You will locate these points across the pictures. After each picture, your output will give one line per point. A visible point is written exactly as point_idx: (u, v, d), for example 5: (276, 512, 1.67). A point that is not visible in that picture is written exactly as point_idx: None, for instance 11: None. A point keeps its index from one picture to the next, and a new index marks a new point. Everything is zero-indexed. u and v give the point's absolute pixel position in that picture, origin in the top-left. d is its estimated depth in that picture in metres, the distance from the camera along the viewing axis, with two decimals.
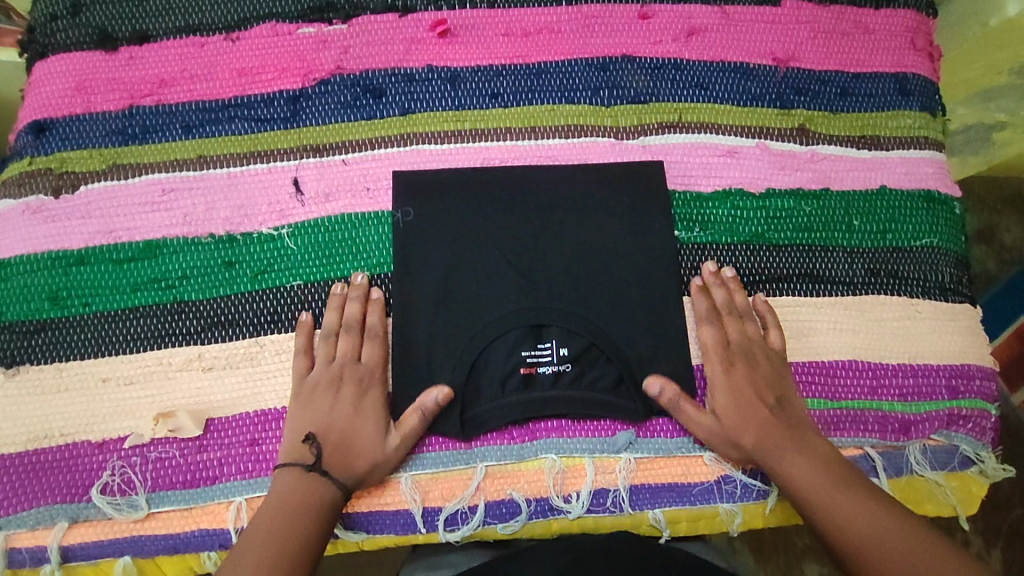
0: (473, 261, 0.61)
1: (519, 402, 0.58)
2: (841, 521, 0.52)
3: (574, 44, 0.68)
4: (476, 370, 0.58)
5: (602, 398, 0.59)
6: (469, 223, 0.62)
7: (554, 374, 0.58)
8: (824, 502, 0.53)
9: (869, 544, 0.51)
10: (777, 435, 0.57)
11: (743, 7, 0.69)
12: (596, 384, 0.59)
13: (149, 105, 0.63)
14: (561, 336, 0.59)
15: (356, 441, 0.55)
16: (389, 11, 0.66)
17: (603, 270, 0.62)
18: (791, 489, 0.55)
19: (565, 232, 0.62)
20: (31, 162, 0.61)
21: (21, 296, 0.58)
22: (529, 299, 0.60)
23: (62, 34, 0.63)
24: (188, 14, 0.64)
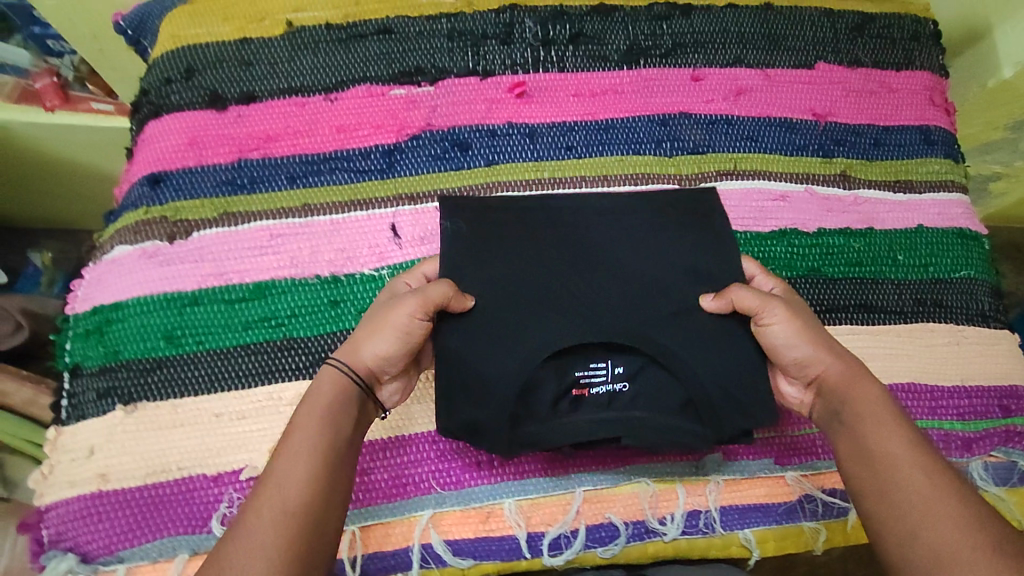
0: (532, 281, 0.59)
1: (574, 427, 0.57)
2: (885, 446, 0.53)
3: (637, 103, 0.75)
4: (530, 392, 0.57)
5: (662, 418, 0.58)
6: (520, 244, 0.60)
7: (608, 394, 0.59)
8: (875, 427, 0.54)
9: (897, 467, 0.51)
10: (852, 368, 0.56)
11: (782, 70, 0.78)
12: (656, 401, 0.58)
13: (256, 158, 0.68)
14: (613, 354, 0.59)
15: (369, 324, 0.56)
16: (471, 75, 0.73)
17: (668, 285, 0.59)
18: (860, 411, 0.55)
19: (623, 250, 0.61)
20: (148, 210, 0.65)
21: (138, 336, 0.61)
22: (583, 316, 0.57)
23: (176, 95, 0.69)
24: (291, 77, 0.71)
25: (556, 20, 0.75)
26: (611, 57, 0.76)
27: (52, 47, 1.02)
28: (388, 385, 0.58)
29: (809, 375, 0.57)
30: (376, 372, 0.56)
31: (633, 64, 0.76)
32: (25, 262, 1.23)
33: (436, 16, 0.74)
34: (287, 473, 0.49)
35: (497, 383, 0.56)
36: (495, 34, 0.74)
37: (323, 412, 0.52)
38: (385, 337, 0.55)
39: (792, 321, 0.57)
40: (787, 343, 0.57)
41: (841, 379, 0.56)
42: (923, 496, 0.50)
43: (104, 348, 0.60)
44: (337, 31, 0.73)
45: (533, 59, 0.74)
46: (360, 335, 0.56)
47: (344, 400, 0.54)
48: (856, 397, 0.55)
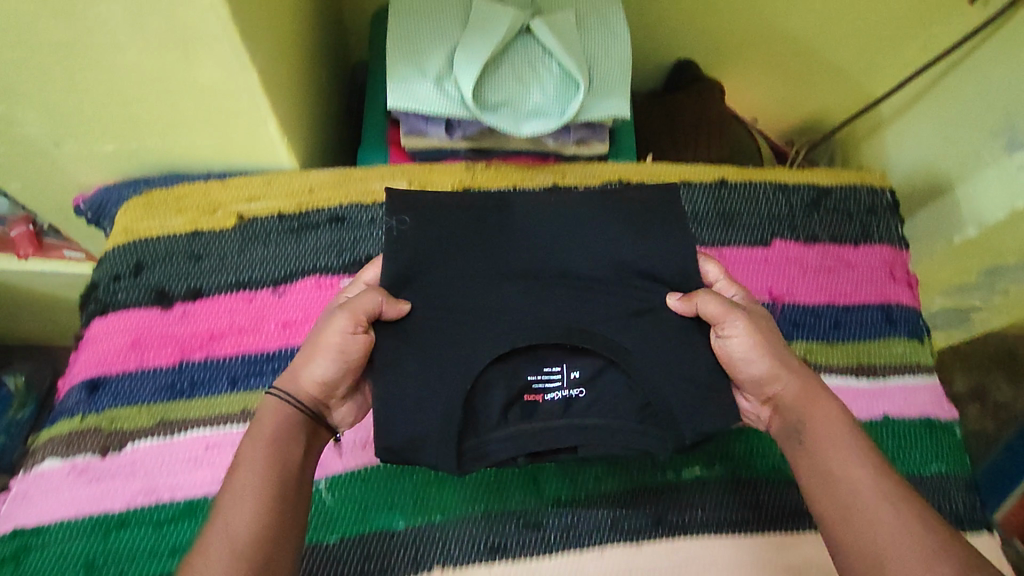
0: (477, 283, 0.57)
1: (522, 431, 0.54)
2: (842, 469, 0.51)
3: None
4: (476, 404, 0.54)
5: (623, 425, 0.54)
6: (465, 251, 0.59)
7: (562, 402, 0.56)
8: (830, 450, 0.52)
9: (858, 493, 0.50)
10: (811, 388, 0.56)
11: (738, 247, 0.77)
12: (616, 407, 0.55)
13: (198, 359, 0.67)
14: (567, 358, 0.57)
15: (305, 346, 0.56)
16: None
17: (618, 290, 0.58)
18: (819, 435, 0.53)
19: (574, 255, 0.60)
20: (82, 420, 0.63)
21: (56, 566, 0.58)
22: (526, 320, 0.56)
23: (122, 292, 0.69)
24: (239, 270, 0.70)
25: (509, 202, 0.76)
26: None
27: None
28: (342, 404, 0.58)
29: (767, 392, 0.56)
30: (321, 397, 0.56)
31: None
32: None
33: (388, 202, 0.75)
34: (230, 524, 0.47)
35: (438, 370, 0.54)
36: None
37: (262, 461, 0.50)
38: (323, 358, 0.54)
39: (756, 335, 0.55)
40: (747, 357, 0.55)
41: (800, 399, 0.55)
42: (887, 523, 0.48)
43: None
44: (288, 220, 0.73)
45: None
46: (298, 361, 0.55)
47: (285, 442, 0.52)
48: (814, 414, 0.54)
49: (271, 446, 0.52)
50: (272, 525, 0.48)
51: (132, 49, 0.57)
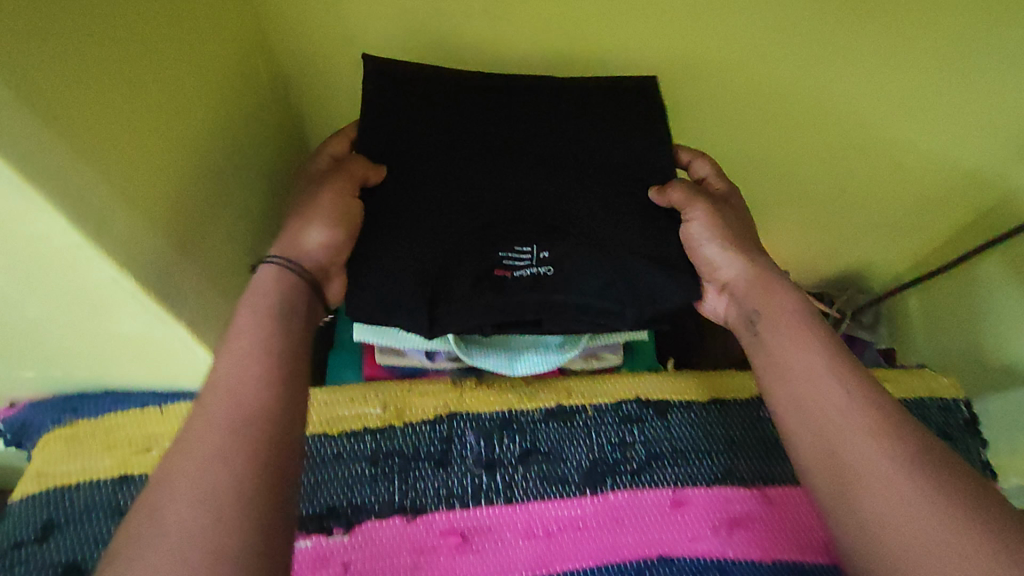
0: (453, 179, 0.59)
1: (482, 296, 0.55)
2: (802, 361, 0.51)
3: (603, 544, 0.60)
4: (450, 276, 0.55)
5: (589, 300, 0.56)
6: (446, 147, 0.60)
7: (533, 276, 0.56)
8: (786, 341, 0.53)
9: (812, 375, 0.50)
10: (765, 275, 0.57)
11: (782, 485, 0.64)
12: (584, 285, 0.56)
13: None
14: (542, 238, 0.58)
15: (294, 213, 0.55)
16: (396, 512, 0.60)
17: (593, 185, 0.60)
18: (776, 321, 0.55)
19: (547, 142, 0.62)
20: None
21: None
22: (492, 197, 0.59)
23: (20, 564, 0.56)
24: None
25: (503, 431, 0.64)
26: (571, 477, 0.62)
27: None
28: (334, 281, 0.56)
29: (726, 280, 0.58)
30: (324, 263, 0.54)
31: (597, 486, 0.62)
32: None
33: (357, 431, 0.63)
34: (218, 400, 0.43)
35: (410, 263, 0.55)
36: (429, 455, 0.63)
37: (260, 338, 0.47)
38: (320, 222, 0.54)
39: (718, 224, 0.58)
40: (707, 241, 0.58)
41: (751, 281, 0.57)
42: (840, 414, 0.48)
43: None
44: None
45: (472, 488, 0.61)
46: (294, 226, 0.54)
47: (288, 320, 0.50)
48: (768, 304, 0.56)
49: (273, 308, 0.50)
50: (283, 392, 0.46)
51: (30, 310, 0.48)
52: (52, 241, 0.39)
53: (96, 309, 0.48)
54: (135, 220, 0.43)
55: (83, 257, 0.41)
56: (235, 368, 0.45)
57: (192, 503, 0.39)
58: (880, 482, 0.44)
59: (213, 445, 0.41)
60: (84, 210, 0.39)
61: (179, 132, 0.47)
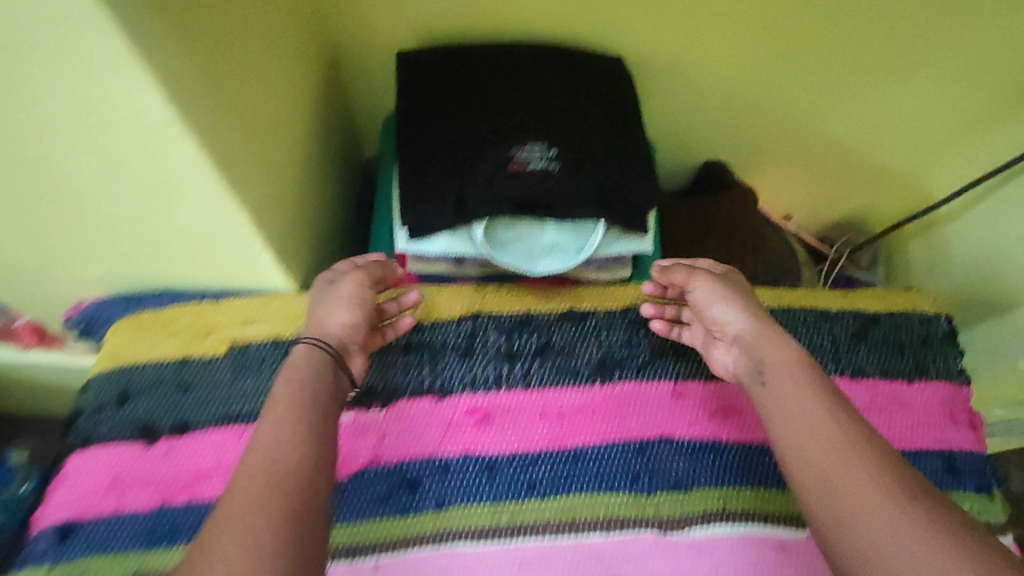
0: (459, 111, 0.69)
1: (502, 187, 0.62)
2: (797, 406, 0.54)
3: (609, 426, 0.67)
4: (469, 174, 0.64)
5: (587, 196, 0.64)
6: (447, 92, 0.70)
7: (542, 170, 0.64)
8: (782, 389, 0.56)
9: (817, 422, 0.52)
10: (768, 329, 0.61)
11: None
12: (579, 183, 0.64)
13: (181, 503, 0.62)
14: (547, 143, 0.66)
15: (317, 311, 0.62)
16: (426, 394, 0.68)
17: (575, 110, 0.70)
18: (773, 368, 0.58)
19: (534, 80, 0.71)
20: (48, 571, 0.58)
21: None
22: (498, 120, 0.68)
23: (104, 426, 0.65)
24: (229, 403, 0.66)
25: (522, 328, 0.71)
26: (581, 370, 0.70)
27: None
28: (355, 360, 0.62)
29: (730, 331, 0.63)
30: (345, 342, 0.60)
31: (607, 378, 0.70)
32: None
33: None
34: (253, 465, 0.47)
35: (440, 175, 0.65)
36: (455, 347, 0.70)
37: (295, 404, 0.52)
38: (343, 307, 0.62)
39: (715, 289, 0.64)
40: (709, 301, 0.65)
41: (754, 337, 0.61)
42: (836, 454, 0.50)
43: None
44: (284, 345, 0.68)
45: (494, 375, 0.69)
46: (321, 312, 0.61)
47: (317, 392, 0.55)
48: (768, 349, 0.59)
49: (310, 375, 0.55)
50: (317, 447, 0.50)
51: (114, 200, 0.55)
52: (147, 122, 0.46)
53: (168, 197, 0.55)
54: (212, 109, 0.50)
55: (171, 136, 0.47)
56: (272, 432, 0.50)
57: (237, 543, 0.42)
58: (895, 533, 0.44)
59: (250, 502, 0.45)
60: (178, 91, 0.45)
61: (242, 40, 0.54)
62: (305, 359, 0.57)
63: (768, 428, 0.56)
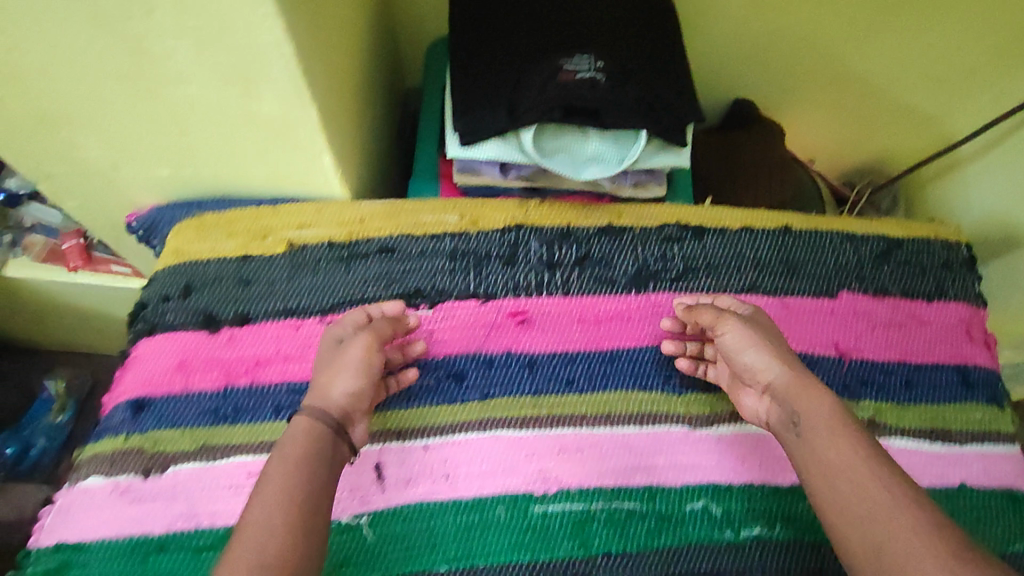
0: (511, 24, 0.72)
1: (554, 93, 0.67)
2: (833, 464, 0.54)
3: (643, 332, 0.71)
4: (521, 82, 0.68)
5: (632, 105, 0.68)
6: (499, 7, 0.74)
7: (590, 80, 0.68)
8: (814, 449, 0.56)
9: (856, 476, 0.53)
10: (803, 379, 0.61)
11: (801, 297, 0.74)
12: (625, 93, 0.68)
13: (243, 385, 0.66)
14: (595, 55, 0.69)
15: (320, 382, 0.61)
16: (471, 297, 0.72)
17: (621, 25, 0.73)
18: (807, 423, 0.58)
19: None
20: (126, 439, 0.64)
21: None
22: (548, 31, 0.71)
23: (171, 314, 0.69)
24: (287, 298, 0.70)
25: (562, 240, 0.75)
26: (618, 281, 0.74)
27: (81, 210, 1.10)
28: (359, 425, 0.61)
29: (762, 378, 0.63)
30: (349, 411, 0.60)
31: (641, 288, 0.74)
32: (40, 385, 1.35)
33: (438, 234, 0.75)
34: (247, 546, 0.48)
35: (493, 84, 0.69)
36: (499, 254, 0.74)
37: (288, 494, 0.52)
38: (348, 374, 0.61)
39: (747, 337, 0.64)
40: (739, 348, 0.65)
41: (789, 387, 0.60)
42: (871, 512, 0.50)
43: None
44: (338, 249, 0.73)
45: (535, 281, 0.73)
46: (325, 380, 0.60)
47: (313, 468, 0.54)
48: (803, 400, 0.59)
49: (307, 449, 0.55)
50: (309, 523, 0.51)
51: (194, 87, 0.59)
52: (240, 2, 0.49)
53: (246, 85, 0.58)
54: None
55: (260, 18, 0.51)
56: (263, 510, 0.51)
57: None
58: None
59: None
60: None
61: None
62: (303, 436, 0.56)
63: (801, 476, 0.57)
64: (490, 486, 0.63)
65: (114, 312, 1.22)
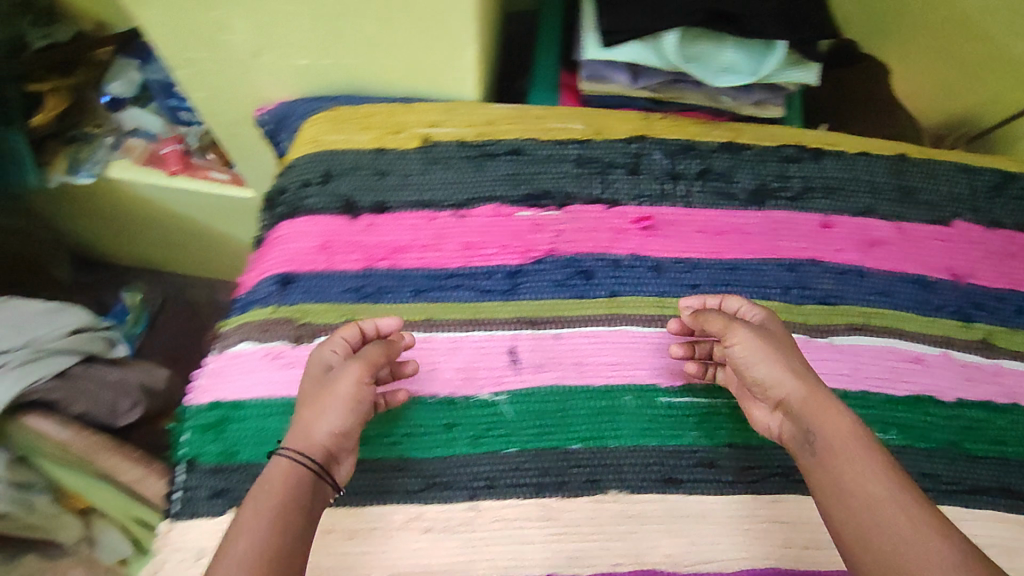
0: None
1: None
2: (864, 504, 0.50)
3: (763, 245, 0.73)
4: None
5: (773, 13, 0.69)
6: None
7: None
8: (836, 483, 0.52)
9: (876, 507, 0.50)
10: (818, 394, 0.57)
11: (917, 224, 0.75)
12: (765, 2, 0.70)
13: (383, 268, 0.69)
14: None
15: (305, 419, 0.56)
16: (596, 202, 0.74)
17: None
18: (825, 450, 0.54)
19: None
20: (276, 310, 0.67)
21: (257, 438, 0.62)
22: None
23: (312, 198, 0.72)
24: (422, 190, 0.73)
25: (685, 153, 0.77)
26: (739, 196, 0.75)
27: (182, 117, 1.17)
28: (343, 463, 0.57)
29: (774, 394, 0.58)
30: (333, 451, 0.56)
31: (761, 204, 0.75)
32: (115, 298, 1.51)
33: (565, 140, 0.76)
34: None
35: None
36: (624, 163, 0.76)
37: (260, 540, 0.48)
38: (336, 409, 0.56)
39: (757, 349, 0.59)
40: (750, 361, 0.59)
41: (806, 405, 0.56)
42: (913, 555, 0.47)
43: (226, 447, 0.62)
44: (470, 147, 0.75)
45: (659, 191, 0.75)
46: (309, 418, 0.56)
47: (289, 514, 0.50)
48: (822, 419, 0.55)
49: (280, 497, 0.51)
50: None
51: None
52: None
53: None
54: None
55: None
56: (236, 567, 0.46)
57: None
58: None
59: None
60: None
61: None
62: (283, 483, 0.52)
63: (823, 506, 0.53)
64: (618, 377, 0.66)
65: (205, 221, 1.29)
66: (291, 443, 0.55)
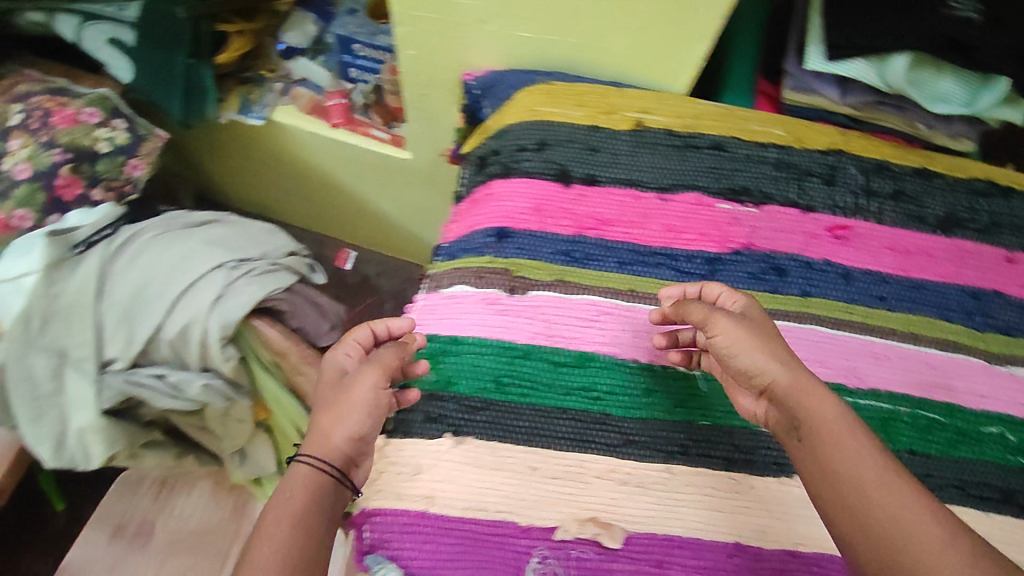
0: None
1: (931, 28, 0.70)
2: (862, 501, 0.46)
3: (949, 270, 0.76)
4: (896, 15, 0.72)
5: (1004, 48, 0.70)
6: None
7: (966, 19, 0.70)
8: (829, 475, 0.49)
9: (865, 491, 0.47)
10: (804, 377, 0.54)
11: None
12: (999, 35, 0.70)
13: (592, 237, 0.73)
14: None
15: (325, 424, 0.56)
16: (793, 206, 0.77)
17: None
18: (811, 434, 0.51)
19: None
20: (492, 260, 0.72)
21: (471, 373, 0.67)
22: None
23: (527, 162, 0.77)
24: (630, 170, 0.77)
25: (880, 172, 0.80)
26: (928, 221, 0.78)
27: (351, 74, 1.24)
28: (359, 466, 0.58)
29: (757, 382, 0.55)
30: (353, 456, 0.56)
31: (949, 232, 0.78)
32: None
33: (765, 144, 0.80)
34: None
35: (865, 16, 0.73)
36: (820, 173, 0.79)
37: (284, 541, 0.47)
38: (357, 412, 0.56)
39: (736, 334, 0.57)
40: (732, 351, 0.57)
41: (792, 389, 0.53)
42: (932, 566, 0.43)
43: (441, 379, 0.66)
44: (677, 137, 0.79)
45: (853, 204, 0.78)
46: (326, 424, 0.56)
47: (309, 522, 0.50)
48: (806, 402, 0.52)
49: (300, 498, 0.51)
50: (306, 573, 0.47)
51: None
52: None
53: None
54: None
55: None
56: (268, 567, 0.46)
57: None
58: None
59: None
60: None
61: None
62: (304, 488, 0.52)
63: (819, 502, 0.49)
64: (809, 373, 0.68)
65: (346, 176, 1.34)
66: (309, 450, 0.55)
